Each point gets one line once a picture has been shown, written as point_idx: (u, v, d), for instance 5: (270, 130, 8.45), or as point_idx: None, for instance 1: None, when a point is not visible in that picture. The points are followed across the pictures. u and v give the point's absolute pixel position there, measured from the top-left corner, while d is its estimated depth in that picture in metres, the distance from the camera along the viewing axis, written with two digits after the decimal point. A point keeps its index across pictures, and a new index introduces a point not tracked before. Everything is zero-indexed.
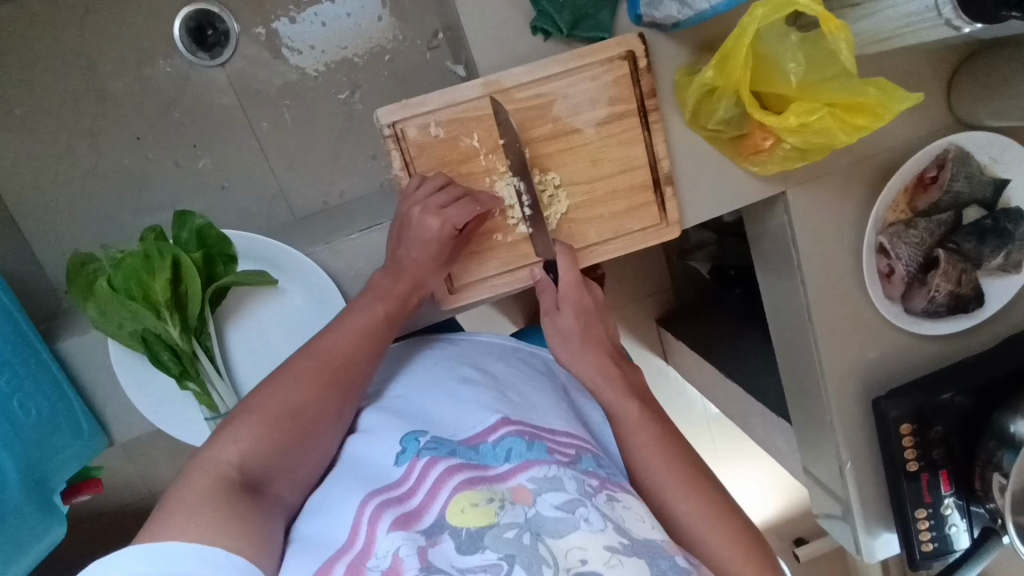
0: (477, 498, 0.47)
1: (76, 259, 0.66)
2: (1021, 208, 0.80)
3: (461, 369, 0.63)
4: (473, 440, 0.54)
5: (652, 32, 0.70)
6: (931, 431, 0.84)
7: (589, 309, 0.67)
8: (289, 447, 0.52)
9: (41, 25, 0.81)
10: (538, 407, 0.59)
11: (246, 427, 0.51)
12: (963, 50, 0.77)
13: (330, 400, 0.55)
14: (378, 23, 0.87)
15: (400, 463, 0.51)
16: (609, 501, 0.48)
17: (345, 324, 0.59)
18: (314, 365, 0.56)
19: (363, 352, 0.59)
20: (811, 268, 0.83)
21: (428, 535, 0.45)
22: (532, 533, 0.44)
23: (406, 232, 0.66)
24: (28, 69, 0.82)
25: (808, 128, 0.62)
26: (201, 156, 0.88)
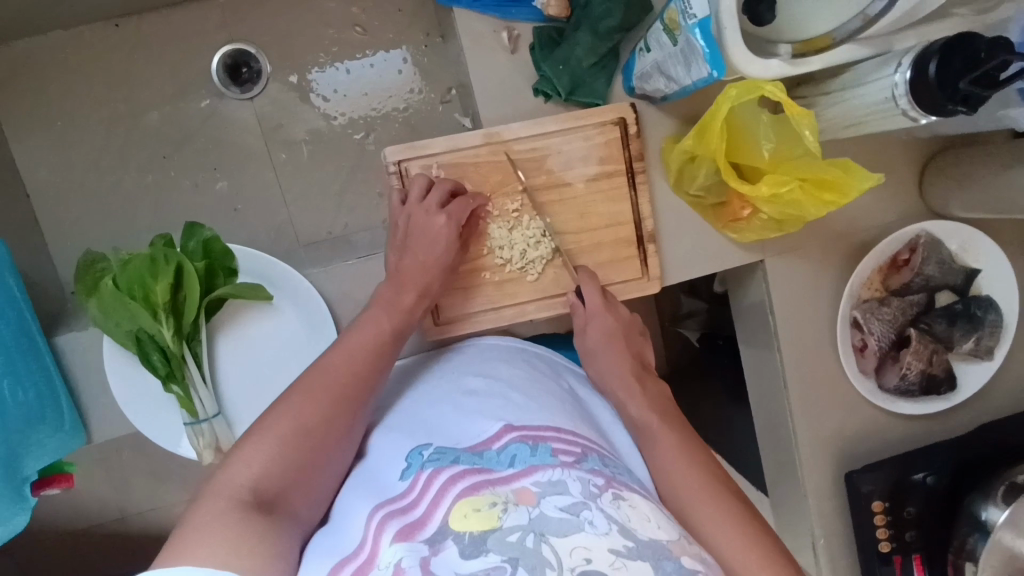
0: (479, 504, 0.46)
1: (87, 258, 0.70)
2: (990, 297, 0.83)
3: (466, 383, 0.65)
4: (477, 448, 0.55)
5: (644, 103, 0.77)
6: (904, 511, 0.82)
7: (614, 328, 0.74)
8: (302, 463, 0.56)
9: (94, 51, 0.90)
10: (542, 410, 0.60)
11: (256, 449, 0.55)
12: (934, 145, 0.83)
13: (339, 417, 0.59)
14: (399, 75, 0.95)
15: (405, 479, 0.53)
16: (614, 502, 0.48)
17: (350, 339, 0.64)
18: (320, 386, 0.60)
19: (373, 369, 0.63)
20: (787, 336, 0.85)
21: (432, 544, 0.45)
22: (536, 534, 0.44)
23: (411, 237, 0.71)
24: (76, 86, 0.90)
25: (780, 199, 0.67)
26: (219, 179, 0.94)
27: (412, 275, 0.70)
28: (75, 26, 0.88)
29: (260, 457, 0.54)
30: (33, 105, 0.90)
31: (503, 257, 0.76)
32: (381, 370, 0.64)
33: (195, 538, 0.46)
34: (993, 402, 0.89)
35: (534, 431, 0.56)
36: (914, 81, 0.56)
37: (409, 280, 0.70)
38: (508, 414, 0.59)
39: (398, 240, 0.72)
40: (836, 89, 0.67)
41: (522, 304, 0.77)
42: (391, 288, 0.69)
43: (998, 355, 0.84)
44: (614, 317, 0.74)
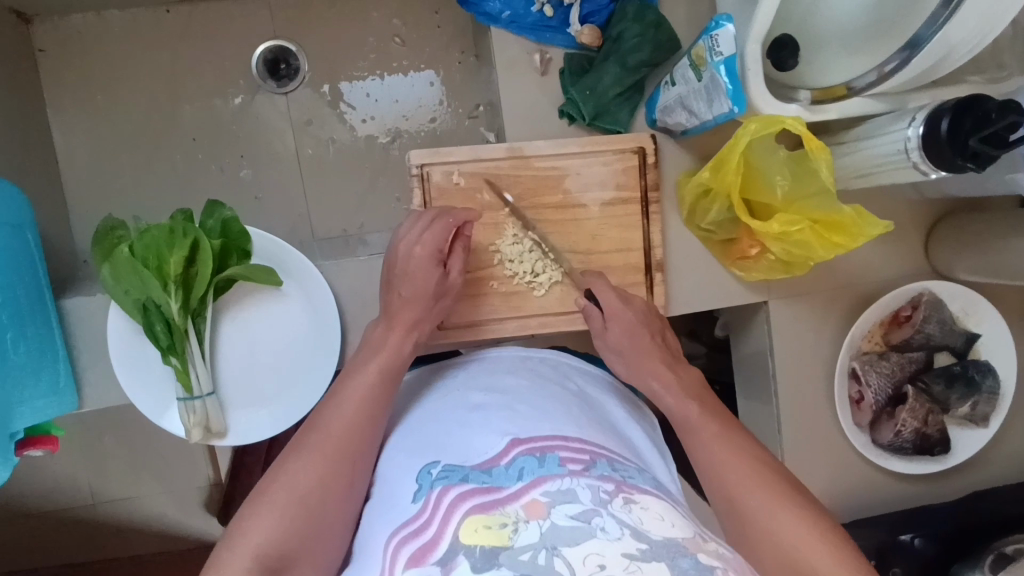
0: (490, 522, 0.46)
1: (107, 223, 0.71)
2: (989, 362, 0.84)
3: (471, 399, 0.64)
4: (486, 464, 0.54)
5: (664, 136, 0.80)
6: (890, 571, 0.82)
7: (636, 321, 0.72)
8: (307, 530, 0.55)
9: (144, 34, 0.94)
10: (549, 416, 0.59)
11: (259, 521, 0.55)
12: (942, 207, 0.85)
13: (336, 472, 0.58)
14: (429, 88, 0.98)
15: (417, 501, 0.53)
16: (625, 506, 0.47)
17: (345, 391, 0.63)
18: (319, 446, 0.59)
19: (365, 411, 0.62)
20: (784, 380, 0.85)
21: (444, 564, 0.45)
22: (548, 549, 0.43)
23: (394, 274, 0.70)
24: (119, 63, 0.94)
25: (790, 238, 0.68)
26: (244, 166, 0.96)
27: (399, 313, 0.69)
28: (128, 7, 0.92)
29: (265, 522, 0.55)
30: (76, 76, 0.93)
31: (512, 271, 0.77)
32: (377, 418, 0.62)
33: None
34: (988, 470, 0.88)
35: (541, 441, 0.55)
36: (926, 137, 0.59)
37: (397, 316, 0.69)
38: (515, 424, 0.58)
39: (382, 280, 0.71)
40: (849, 140, 0.70)
41: (527, 318, 0.78)
42: (382, 328, 0.68)
43: (993, 422, 0.84)
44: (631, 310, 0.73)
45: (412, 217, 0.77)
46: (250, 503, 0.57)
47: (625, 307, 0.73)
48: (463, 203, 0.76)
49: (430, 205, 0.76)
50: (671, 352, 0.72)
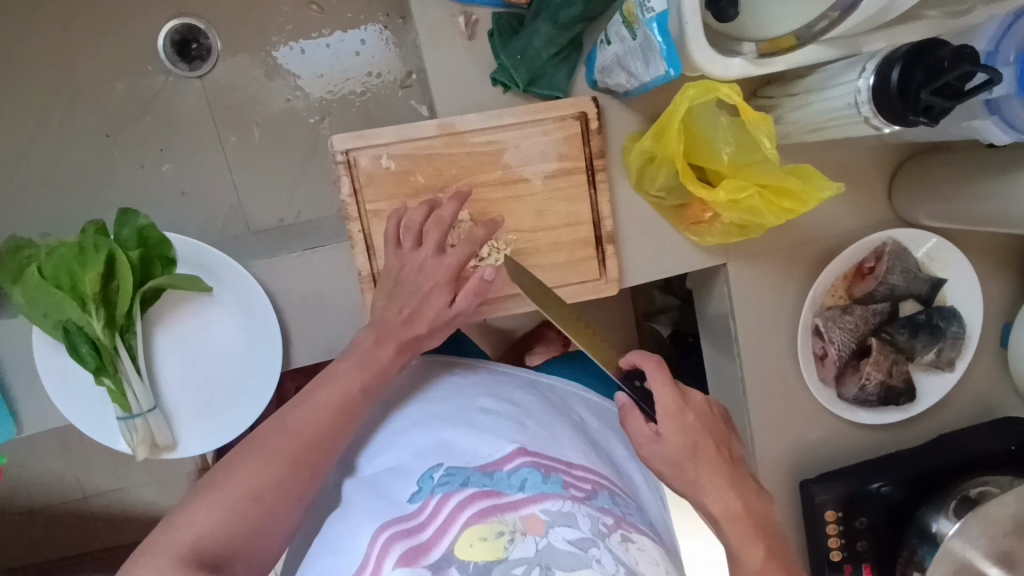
0: (486, 532, 0.49)
1: (12, 243, 0.67)
2: (954, 308, 0.82)
3: (480, 400, 0.64)
4: (488, 466, 0.55)
5: (607, 97, 0.74)
6: (856, 522, 0.82)
7: (698, 431, 0.58)
8: (250, 527, 0.53)
9: (36, 24, 0.87)
10: (558, 438, 0.60)
11: (207, 511, 0.52)
12: (904, 149, 0.81)
13: (297, 481, 0.56)
14: (356, 57, 0.92)
15: (415, 501, 0.53)
16: (623, 542, 0.50)
17: (319, 392, 0.60)
18: (284, 440, 0.56)
19: (331, 425, 0.59)
20: (747, 342, 0.83)
21: (436, 569, 0.47)
22: (542, 567, 0.46)
23: (401, 285, 0.67)
24: (14, 60, 0.87)
25: (739, 205, 0.64)
26: (166, 160, 0.91)
27: (399, 329, 0.65)
28: None
29: (210, 515, 0.52)
30: None
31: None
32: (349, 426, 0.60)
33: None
34: (952, 412, 0.89)
35: (547, 458, 0.56)
36: (876, 89, 0.54)
37: (401, 334, 0.65)
38: (519, 434, 0.59)
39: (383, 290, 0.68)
40: (801, 92, 0.64)
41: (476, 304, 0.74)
42: (371, 340, 0.64)
43: (959, 366, 0.83)
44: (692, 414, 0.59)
45: (343, 207, 0.72)
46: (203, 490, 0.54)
47: (685, 413, 0.58)
48: (396, 188, 0.71)
49: (361, 193, 0.71)
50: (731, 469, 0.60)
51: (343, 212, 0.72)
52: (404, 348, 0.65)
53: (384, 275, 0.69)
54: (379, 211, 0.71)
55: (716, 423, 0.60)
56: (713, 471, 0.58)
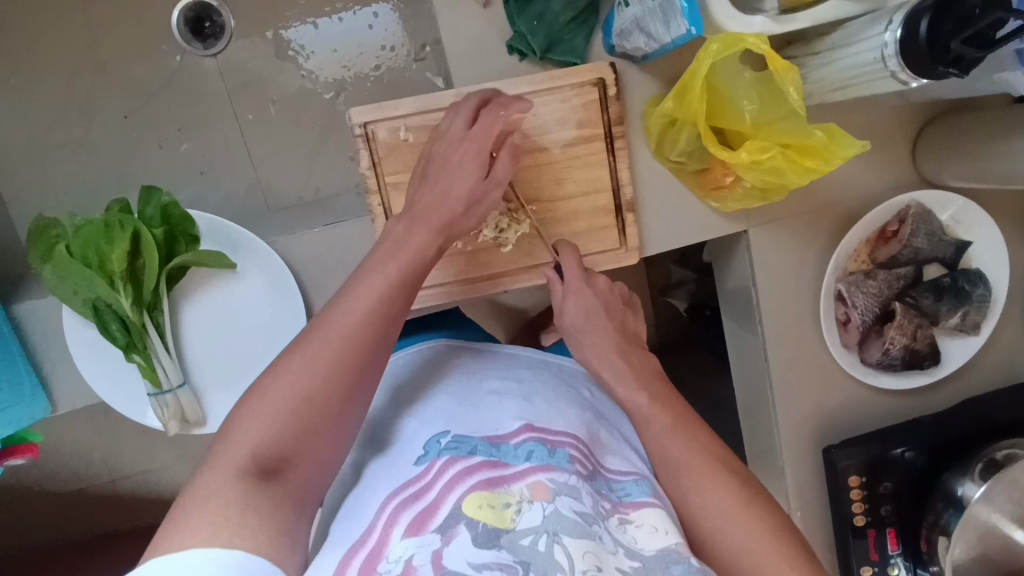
0: (494, 500, 0.48)
1: (39, 222, 0.68)
2: (980, 270, 0.81)
3: (488, 383, 0.64)
4: (495, 437, 0.55)
5: (625, 62, 0.73)
6: (880, 487, 0.82)
7: (594, 304, 0.70)
8: (307, 424, 0.52)
9: (50, 6, 0.87)
10: (565, 414, 0.61)
11: (255, 419, 0.51)
12: (928, 110, 0.79)
13: (349, 370, 0.54)
14: (369, 31, 0.92)
15: (421, 463, 0.53)
16: (621, 524, 0.52)
17: (362, 285, 0.57)
18: (323, 340, 0.54)
19: (376, 309, 0.56)
20: (768, 309, 0.83)
21: (444, 532, 0.46)
22: (549, 535, 0.46)
23: (432, 174, 0.65)
24: (30, 43, 0.87)
25: (762, 166, 0.63)
26: (184, 140, 0.92)
27: (431, 212, 0.63)
28: None
29: (265, 416, 0.51)
30: None
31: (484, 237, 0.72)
32: (394, 321, 0.57)
33: (207, 494, 0.47)
34: (977, 376, 0.88)
35: (554, 433, 0.57)
36: (903, 41, 0.53)
37: (432, 218, 0.62)
38: (529, 410, 0.59)
39: (419, 175, 0.66)
40: (824, 49, 0.63)
41: (497, 275, 0.75)
42: (403, 226, 0.62)
43: (984, 329, 0.82)
44: (592, 293, 0.70)
45: (363, 180, 0.72)
46: (249, 395, 0.53)
47: (586, 291, 0.70)
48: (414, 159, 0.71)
49: (380, 165, 0.71)
50: (630, 336, 0.70)
51: (362, 184, 0.72)
52: (437, 232, 0.62)
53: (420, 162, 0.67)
54: (398, 182, 0.71)
55: (614, 300, 0.71)
56: (611, 337, 0.68)
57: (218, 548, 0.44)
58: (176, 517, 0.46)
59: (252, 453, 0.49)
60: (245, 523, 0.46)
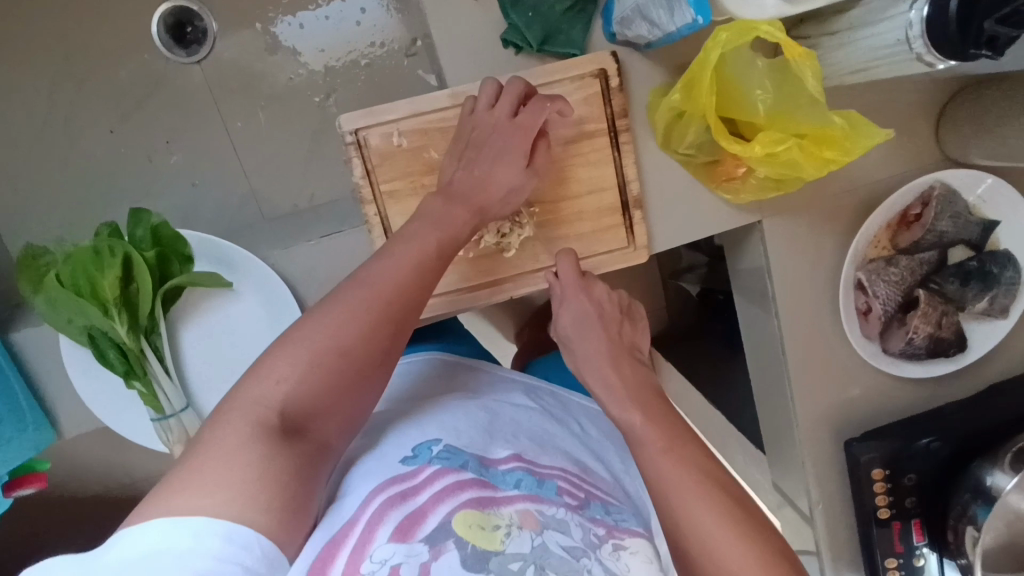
0: (484, 521, 0.48)
1: (28, 251, 0.66)
2: (1009, 252, 0.77)
3: (480, 404, 0.65)
4: (485, 458, 0.56)
5: (627, 50, 0.69)
6: (904, 479, 0.80)
7: (589, 312, 0.68)
8: (337, 386, 0.53)
9: (26, 19, 0.84)
10: (554, 449, 0.62)
11: (288, 364, 0.51)
12: (950, 85, 0.75)
13: (381, 336, 0.55)
14: (357, 28, 0.88)
15: (409, 463, 0.53)
16: (615, 552, 0.50)
17: (401, 251, 0.58)
18: (365, 296, 0.55)
19: (410, 279, 0.57)
20: (785, 301, 0.80)
21: (432, 545, 0.46)
22: (536, 566, 0.46)
23: (470, 151, 0.65)
24: (8, 58, 0.84)
25: (777, 158, 0.60)
26: (173, 151, 0.89)
27: (470, 195, 0.63)
28: None
29: (295, 368, 0.52)
30: None
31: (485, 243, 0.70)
32: (426, 290, 0.58)
33: (221, 445, 0.47)
34: (1004, 361, 0.84)
35: (542, 468, 0.57)
36: (931, 20, 0.49)
37: (471, 200, 0.63)
38: (518, 442, 0.60)
39: (456, 150, 0.66)
40: (842, 29, 0.59)
41: (499, 281, 0.72)
42: (443, 202, 0.62)
43: (1013, 313, 0.79)
44: (587, 299, 0.68)
45: (357, 189, 0.69)
46: (282, 340, 0.53)
47: (581, 296, 0.68)
48: (410, 165, 0.68)
49: (374, 173, 0.68)
50: (626, 347, 0.67)
51: (357, 194, 0.69)
52: (473, 214, 0.63)
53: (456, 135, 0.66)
54: (394, 190, 0.68)
55: (610, 309, 0.69)
56: (603, 346, 0.66)
57: (232, 521, 0.43)
58: (192, 471, 0.45)
59: (279, 405, 0.50)
60: (258, 488, 0.46)
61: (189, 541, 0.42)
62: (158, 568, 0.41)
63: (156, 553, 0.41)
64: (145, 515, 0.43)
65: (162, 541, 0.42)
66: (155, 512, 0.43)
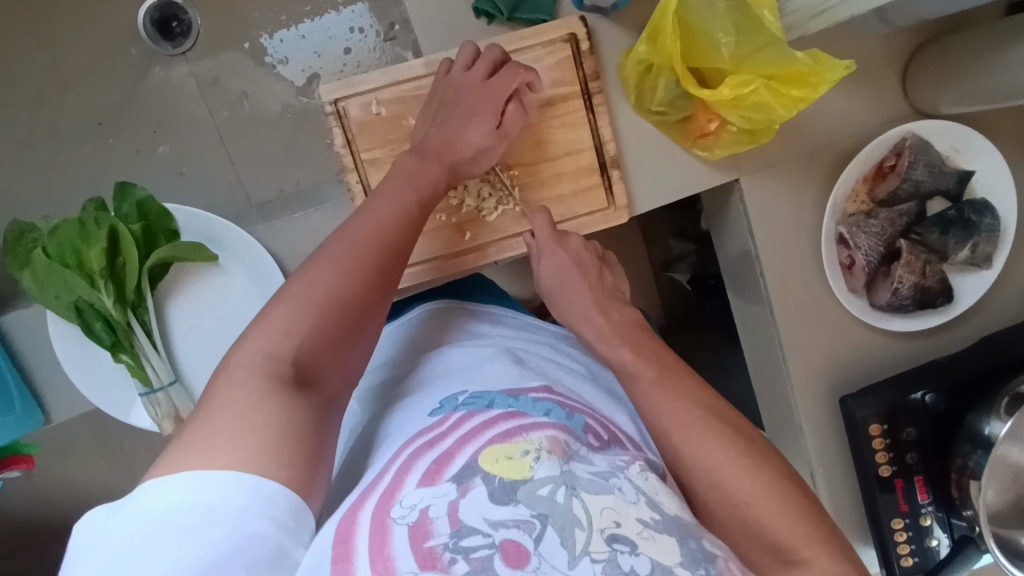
0: (511, 451, 0.47)
1: (14, 228, 0.67)
2: (986, 200, 0.78)
3: (503, 354, 0.65)
4: (513, 391, 0.56)
5: (596, 16, 0.71)
6: (903, 433, 0.79)
7: (568, 263, 0.69)
8: (336, 334, 0.53)
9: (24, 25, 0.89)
10: (579, 391, 0.62)
11: (284, 309, 0.52)
12: (914, 38, 0.77)
13: (376, 281, 0.57)
14: (337, 16, 0.93)
15: (436, 415, 0.54)
16: (641, 473, 0.50)
17: (377, 208, 0.60)
18: (350, 249, 0.57)
19: (395, 233, 0.60)
20: (769, 259, 0.80)
21: (460, 482, 0.45)
22: (567, 489, 0.44)
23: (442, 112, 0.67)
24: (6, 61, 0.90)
25: (745, 101, 0.62)
26: (160, 142, 0.93)
27: (436, 149, 0.66)
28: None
29: (294, 311, 0.52)
30: None
31: (467, 208, 0.72)
32: (407, 239, 0.61)
33: (225, 398, 0.47)
34: (996, 312, 0.84)
35: (571, 401, 0.58)
36: None
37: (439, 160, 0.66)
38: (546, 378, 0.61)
39: (427, 109, 0.68)
40: None
41: (485, 245, 0.72)
42: (410, 154, 0.64)
43: (997, 262, 0.79)
44: (564, 251, 0.69)
45: (339, 160, 0.70)
46: (276, 296, 0.54)
47: (559, 250, 0.69)
48: (389, 133, 0.70)
49: (355, 143, 0.69)
50: (609, 293, 0.70)
51: (339, 164, 0.70)
52: (443, 166, 0.66)
53: (428, 94, 0.68)
54: (376, 158, 0.70)
55: (589, 259, 0.70)
56: (587, 296, 0.68)
57: (255, 477, 0.44)
58: (206, 429, 0.45)
59: (288, 355, 0.50)
60: (269, 434, 0.46)
61: (216, 497, 0.43)
62: (185, 523, 0.42)
63: (185, 508, 0.42)
64: (164, 473, 0.44)
65: (189, 494, 0.43)
66: (174, 470, 0.43)
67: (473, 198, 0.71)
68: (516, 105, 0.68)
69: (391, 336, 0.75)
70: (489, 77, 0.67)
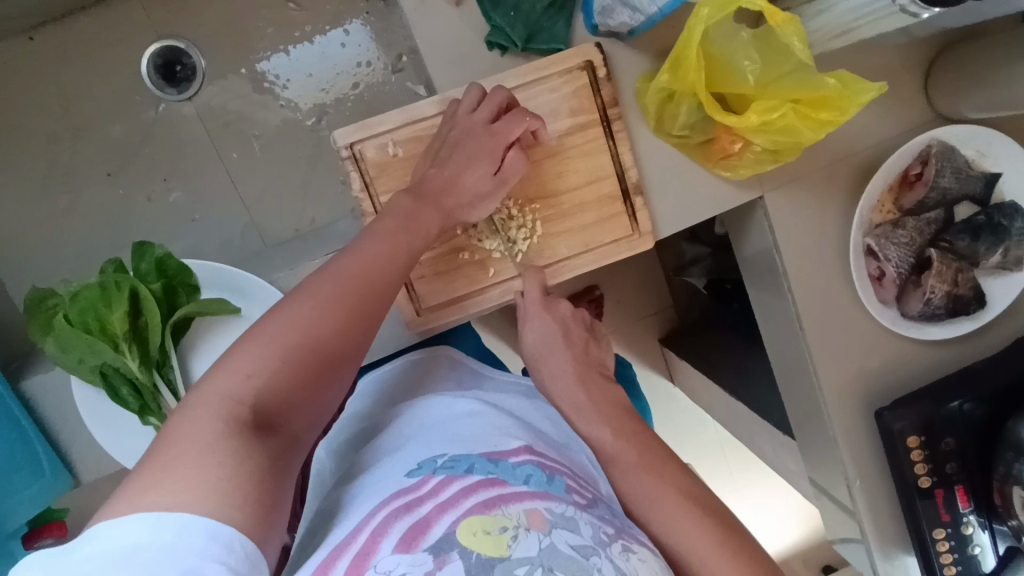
0: (489, 525, 0.46)
1: (35, 294, 0.66)
2: (1015, 202, 0.76)
3: (483, 408, 0.65)
4: (493, 455, 0.55)
5: (611, 40, 0.69)
6: (941, 444, 0.78)
7: (553, 330, 0.69)
8: (309, 385, 0.52)
9: (38, 82, 0.93)
10: (560, 449, 0.62)
11: (253, 355, 0.50)
12: (934, 43, 0.75)
13: (352, 333, 0.54)
14: (342, 49, 0.97)
15: (413, 476, 0.53)
16: (624, 552, 0.48)
17: (363, 249, 0.58)
18: (338, 291, 0.54)
19: (378, 280, 0.57)
20: (797, 275, 0.79)
21: (437, 554, 0.44)
22: (544, 569, 0.44)
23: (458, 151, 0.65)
24: (23, 119, 0.93)
25: (773, 127, 0.61)
26: (172, 189, 0.97)
27: (445, 192, 0.64)
28: (13, 61, 0.91)
29: (267, 361, 0.50)
30: None
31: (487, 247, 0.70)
32: (394, 289, 0.58)
33: (179, 447, 0.45)
34: None
35: (551, 464, 0.57)
36: None
37: (440, 205, 0.64)
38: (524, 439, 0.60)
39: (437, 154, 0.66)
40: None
41: (508, 280, 0.71)
42: (413, 201, 0.63)
43: None
44: (552, 318, 0.70)
45: (358, 204, 0.69)
46: (248, 333, 0.52)
47: (547, 314, 0.70)
48: (405, 172, 0.68)
49: (373, 185, 0.68)
50: (592, 364, 0.70)
51: (358, 208, 0.69)
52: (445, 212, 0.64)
53: (435, 137, 0.67)
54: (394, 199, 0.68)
55: (576, 328, 0.71)
56: (571, 367, 0.68)
57: (215, 519, 0.42)
58: (167, 469, 0.43)
59: (251, 399, 0.48)
60: (233, 494, 0.44)
61: (174, 536, 0.41)
62: (139, 565, 0.40)
63: (140, 551, 0.40)
64: (116, 512, 0.41)
65: (147, 536, 0.40)
66: (129, 510, 0.41)
67: (492, 236, 0.70)
68: (517, 151, 0.67)
69: (373, 387, 0.76)
70: (493, 121, 0.66)
